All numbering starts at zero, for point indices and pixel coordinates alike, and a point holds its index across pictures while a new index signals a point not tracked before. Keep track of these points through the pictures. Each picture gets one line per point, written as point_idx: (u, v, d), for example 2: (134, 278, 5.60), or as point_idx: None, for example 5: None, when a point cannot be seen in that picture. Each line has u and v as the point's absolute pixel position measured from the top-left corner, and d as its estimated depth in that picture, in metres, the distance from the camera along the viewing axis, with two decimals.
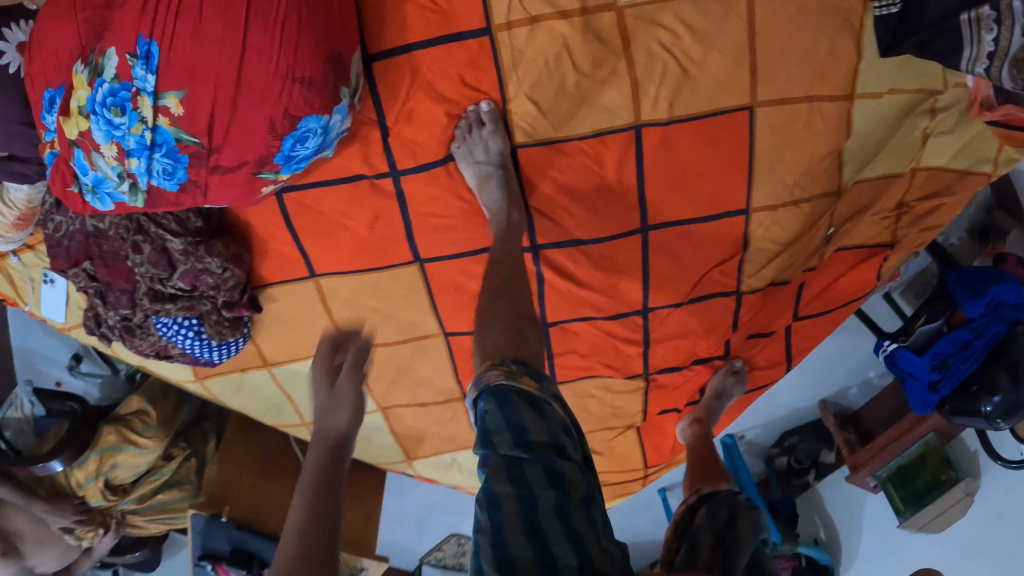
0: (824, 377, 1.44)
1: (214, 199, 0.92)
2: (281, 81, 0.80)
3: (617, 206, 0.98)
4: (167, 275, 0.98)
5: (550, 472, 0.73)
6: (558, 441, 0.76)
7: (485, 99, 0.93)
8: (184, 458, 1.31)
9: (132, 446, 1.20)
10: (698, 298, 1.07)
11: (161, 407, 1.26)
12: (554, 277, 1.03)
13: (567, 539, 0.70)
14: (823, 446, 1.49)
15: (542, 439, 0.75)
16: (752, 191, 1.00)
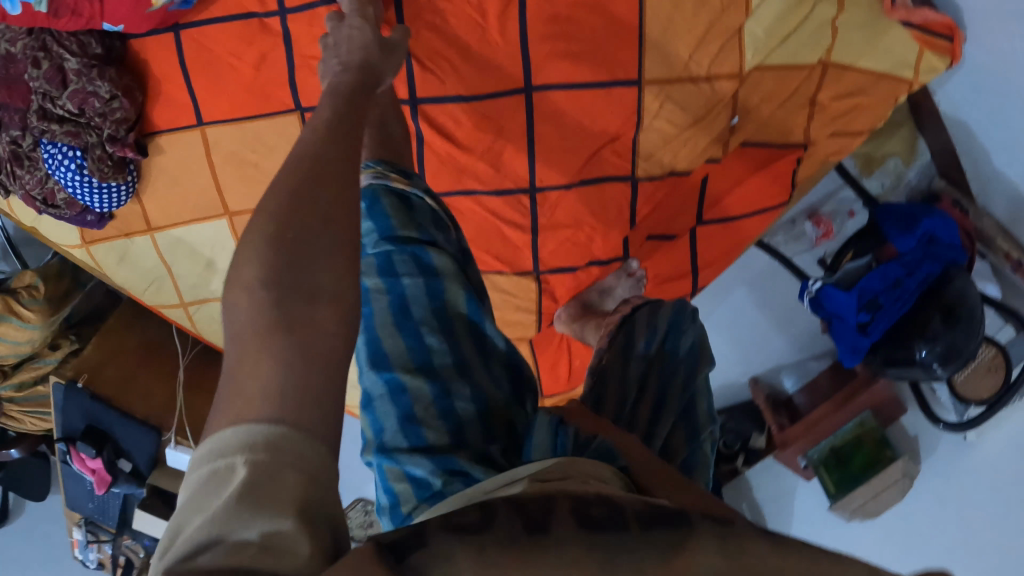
0: (754, 346, 1.40)
1: (111, 11, 0.92)
2: None
3: (502, 60, 0.95)
4: (57, 95, 0.95)
5: (418, 264, 0.79)
6: (427, 236, 0.81)
7: None
8: (71, 351, 1.26)
9: (15, 318, 1.14)
10: (589, 179, 1.01)
11: (53, 284, 1.21)
12: (435, 138, 0.99)
13: (440, 330, 0.78)
14: (754, 427, 1.39)
15: (410, 237, 0.80)
16: (643, 60, 0.97)
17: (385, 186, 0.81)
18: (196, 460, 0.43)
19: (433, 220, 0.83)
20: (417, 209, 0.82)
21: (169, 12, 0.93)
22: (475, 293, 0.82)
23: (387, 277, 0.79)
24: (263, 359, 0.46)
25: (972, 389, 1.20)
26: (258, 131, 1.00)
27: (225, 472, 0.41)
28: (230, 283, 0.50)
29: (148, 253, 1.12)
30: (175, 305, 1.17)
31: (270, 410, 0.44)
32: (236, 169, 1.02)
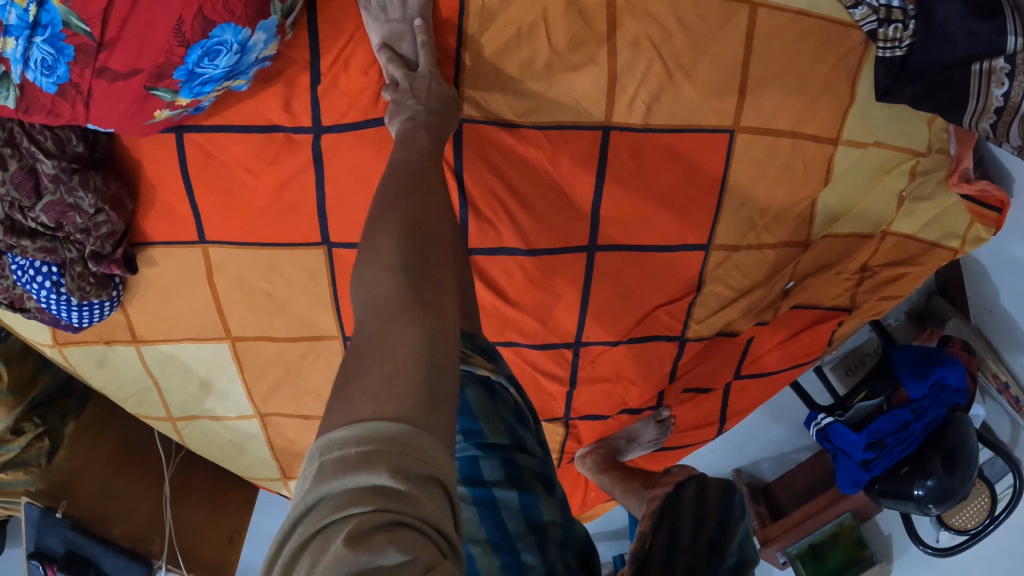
0: (740, 447, 1.39)
1: (98, 116, 0.72)
2: None
3: (567, 214, 0.86)
4: (28, 205, 0.77)
5: (511, 472, 0.55)
6: (516, 435, 0.57)
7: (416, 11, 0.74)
8: (35, 437, 1.12)
9: None
10: (638, 338, 0.95)
11: (16, 369, 1.09)
12: (482, 292, 0.90)
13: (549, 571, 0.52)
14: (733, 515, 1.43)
15: (502, 439, 0.56)
16: (717, 226, 0.90)
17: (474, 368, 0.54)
18: (337, 434, 0.41)
19: (517, 412, 0.58)
20: (501, 400, 0.57)
21: (173, 122, 0.78)
22: (568, 515, 0.58)
23: (474, 487, 0.54)
24: (407, 324, 0.46)
25: (956, 517, 1.24)
26: (275, 260, 0.88)
27: (375, 463, 0.39)
28: (362, 265, 0.51)
29: (131, 364, 0.99)
30: (162, 417, 1.05)
31: (408, 406, 0.42)
32: (251, 295, 0.90)
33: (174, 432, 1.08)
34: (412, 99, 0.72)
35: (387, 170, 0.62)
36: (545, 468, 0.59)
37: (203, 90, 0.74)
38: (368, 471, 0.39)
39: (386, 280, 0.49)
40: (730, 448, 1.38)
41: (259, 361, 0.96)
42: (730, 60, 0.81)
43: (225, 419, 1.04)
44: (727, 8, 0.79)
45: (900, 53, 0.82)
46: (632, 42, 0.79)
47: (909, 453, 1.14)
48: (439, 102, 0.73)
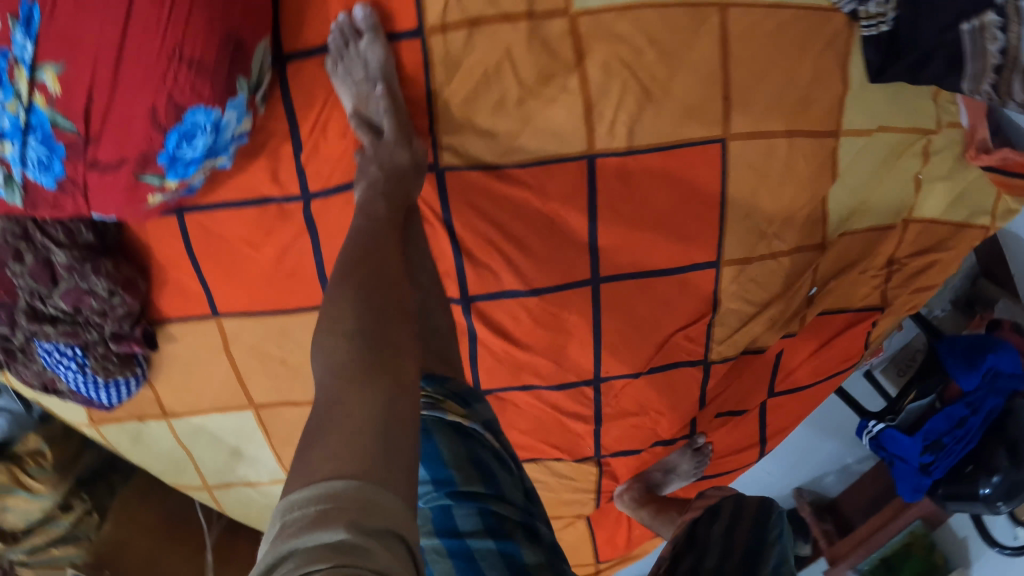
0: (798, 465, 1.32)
1: (98, 206, 0.73)
2: (166, 61, 0.66)
3: (564, 248, 0.84)
4: (47, 293, 0.77)
5: (486, 518, 0.53)
6: (496, 482, 0.55)
7: (380, 78, 0.74)
8: (85, 511, 1.14)
9: (22, 490, 1.06)
10: (659, 367, 0.92)
11: (59, 449, 1.12)
12: (491, 338, 0.88)
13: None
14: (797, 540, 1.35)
15: (475, 485, 0.54)
16: (724, 240, 0.86)
17: (435, 416, 0.56)
18: (297, 495, 0.40)
19: (497, 457, 0.57)
20: (475, 443, 0.56)
21: (170, 206, 0.78)
22: (558, 557, 0.55)
23: (450, 536, 0.53)
24: (362, 388, 0.47)
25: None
26: (283, 327, 0.88)
27: (332, 521, 0.38)
28: (322, 335, 0.53)
29: (164, 438, 0.99)
30: (199, 486, 1.07)
31: (364, 466, 0.41)
32: (262, 364, 0.90)
33: (213, 500, 1.09)
34: (375, 164, 0.75)
35: (350, 244, 0.65)
36: (527, 515, 0.55)
37: (189, 171, 0.74)
38: (326, 528, 0.37)
39: (342, 345, 0.50)
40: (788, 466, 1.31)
41: (282, 429, 0.97)
42: (708, 69, 0.79)
43: (260, 486, 1.05)
44: (696, 13, 0.76)
45: (886, 28, 0.79)
46: (602, 66, 0.77)
47: (969, 451, 1.09)
48: (405, 161, 0.76)
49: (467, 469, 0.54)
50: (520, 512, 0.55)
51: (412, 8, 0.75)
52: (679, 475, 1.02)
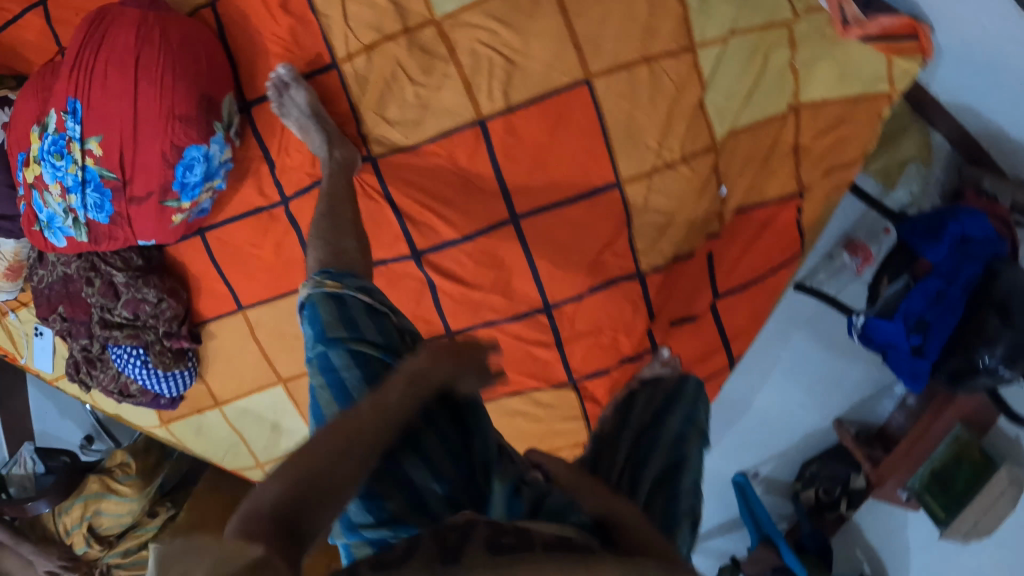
0: (829, 390, 1.36)
1: (143, 234, 1.03)
2: (164, 119, 0.94)
3: (482, 197, 1.03)
4: (112, 305, 1.07)
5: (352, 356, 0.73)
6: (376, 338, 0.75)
7: (314, 122, 0.98)
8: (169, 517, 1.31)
9: (113, 494, 1.26)
10: (599, 285, 1.05)
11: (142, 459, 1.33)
12: (446, 283, 1.08)
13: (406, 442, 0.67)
14: (849, 471, 1.39)
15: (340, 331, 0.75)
16: (617, 164, 1.00)
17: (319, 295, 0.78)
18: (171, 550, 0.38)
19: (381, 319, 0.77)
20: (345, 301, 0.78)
21: (189, 223, 1.05)
22: None
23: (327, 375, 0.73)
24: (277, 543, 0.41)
25: None
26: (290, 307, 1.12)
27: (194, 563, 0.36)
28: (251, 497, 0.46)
29: (219, 424, 1.26)
30: (253, 464, 1.31)
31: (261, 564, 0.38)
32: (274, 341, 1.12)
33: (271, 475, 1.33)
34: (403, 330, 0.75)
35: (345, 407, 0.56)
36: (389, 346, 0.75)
37: (197, 192, 1.02)
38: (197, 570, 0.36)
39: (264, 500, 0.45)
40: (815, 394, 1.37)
41: None
42: (555, 25, 0.93)
43: None
44: None
45: None
46: (470, 50, 0.96)
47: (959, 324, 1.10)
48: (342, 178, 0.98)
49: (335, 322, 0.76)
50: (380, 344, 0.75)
51: (323, 45, 1.00)
52: None
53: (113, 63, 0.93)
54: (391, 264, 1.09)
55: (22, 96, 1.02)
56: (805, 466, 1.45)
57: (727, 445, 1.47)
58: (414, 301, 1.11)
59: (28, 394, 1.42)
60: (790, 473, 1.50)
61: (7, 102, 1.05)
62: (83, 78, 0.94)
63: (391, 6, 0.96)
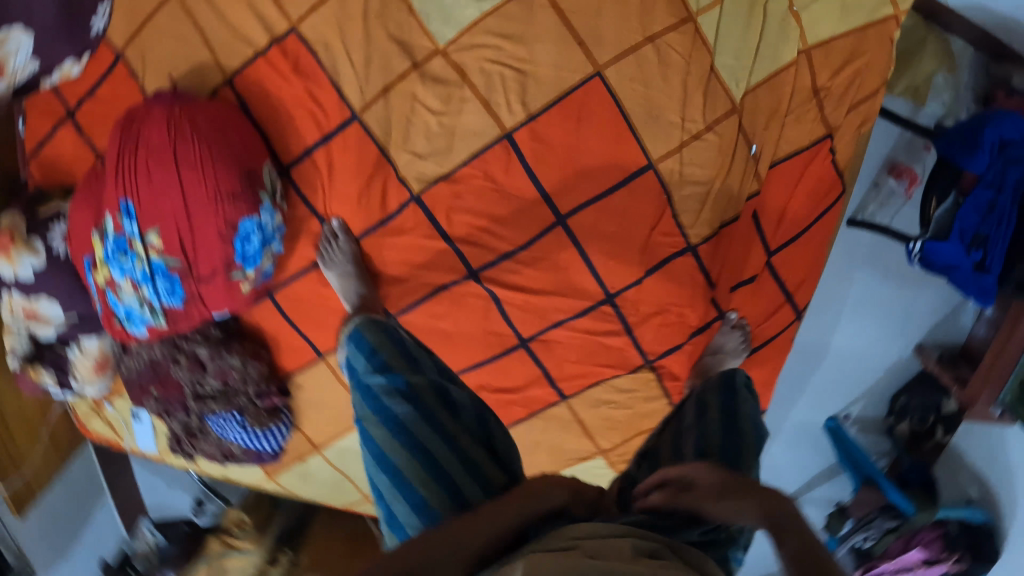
0: (902, 321, 1.34)
1: (216, 307, 1.08)
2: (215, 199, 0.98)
3: (526, 207, 1.06)
4: (202, 378, 1.13)
5: (409, 365, 0.94)
6: (417, 364, 0.94)
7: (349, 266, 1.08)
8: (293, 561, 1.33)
9: (235, 550, 1.29)
10: (656, 266, 1.07)
11: (256, 515, 1.38)
12: (510, 295, 1.09)
13: (443, 442, 0.88)
14: (939, 395, 1.35)
15: (388, 358, 0.94)
16: (647, 145, 1.02)
17: (374, 327, 0.98)
18: None
19: (430, 355, 0.97)
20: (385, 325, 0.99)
21: (257, 288, 1.10)
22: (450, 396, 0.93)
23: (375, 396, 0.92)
24: None
25: None
26: None
27: None
28: None
29: (322, 467, 1.30)
30: (360, 499, 1.35)
31: None
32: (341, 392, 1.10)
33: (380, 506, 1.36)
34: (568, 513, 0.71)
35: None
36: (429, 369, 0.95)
37: (258, 258, 1.06)
38: None
39: None
40: (890, 328, 1.34)
41: None
42: (554, 31, 0.97)
43: None
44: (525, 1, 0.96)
45: None
46: (479, 69, 1.00)
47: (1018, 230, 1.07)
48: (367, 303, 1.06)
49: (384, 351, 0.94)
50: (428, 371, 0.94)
51: (342, 96, 1.03)
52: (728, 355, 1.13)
53: (155, 159, 0.97)
54: (450, 288, 1.10)
55: (75, 202, 1.06)
56: (895, 399, 1.42)
57: (810, 396, 1.44)
58: (482, 318, 1.12)
59: (135, 474, 1.51)
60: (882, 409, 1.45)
61: (60, 214, 1.09)
62: (130, 178, 0.98)
63: (398, 46, 1.00)
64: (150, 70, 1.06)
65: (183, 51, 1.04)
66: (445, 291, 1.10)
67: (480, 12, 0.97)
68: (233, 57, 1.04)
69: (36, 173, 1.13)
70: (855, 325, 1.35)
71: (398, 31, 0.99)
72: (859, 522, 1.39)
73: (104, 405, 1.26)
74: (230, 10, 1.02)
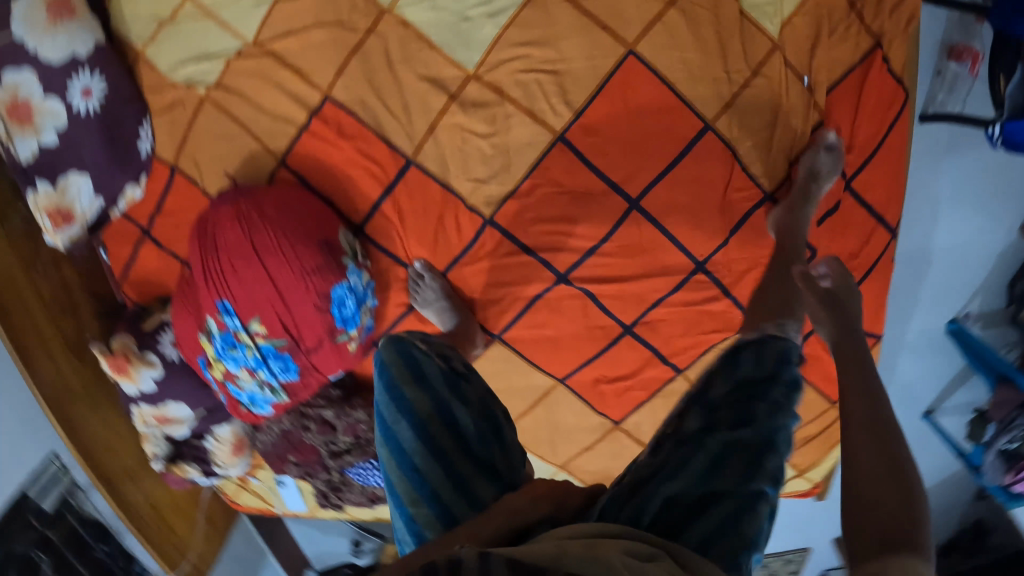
0: (999, 201, 1.24)
1: (330, 370, 1.11)
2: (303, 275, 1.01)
3: (598, 201, 1.06)
4: (335, 437, 1.18)
5: (416, 376, 0.81)
6: (429, 380, 0.81)
7: (438, 283, 1.10)
8: None
9: None
10: (738, 225, 1.08)
11: None
12: (605, 288, 1.11)
13: (439, 465, 0.75)
14: None
15: (398, 370, 0.81)
16: (698, 108, 1.03)
17: (407, 338, 0.85)
18: None
19: (449, 373, 0.82)
20: (402, 343, 0.84)
21: (364, 343, 1.12)
22: (495, 403, 0.82)
23: (384, 408, 0.80)
24: None
25: None
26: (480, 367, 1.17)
27: None
28: None
29: None
30: None
31: None
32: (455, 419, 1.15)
33: None
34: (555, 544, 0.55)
35: None
36: (472, 375, 0.84)
37: (358, 318, 1.08)
38: None
39: None
40: (989, 214, 1.25)
41: (530, 434, 1.26)
42: (578, 26, 0.99)
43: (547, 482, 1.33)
44: (541, 4, 0.98)
45: None
46: (515, 81, 1.01)
47: None
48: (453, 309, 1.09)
49: (428, 356, 0.83)
50: (442, 393, 0.80)
51: (392, 144, 1.04)
52: (823, 180, 1.06)
53: (239, 254, 1.00)
54: (545, 296, 1.11)
55: (175, 309, 1.10)
56: (1013, 285, 1.29)
57: (929, 304, 1.34)
58: (582, 316, 1.13)
59: (291, 533, 1.61)
60: (1002, 297, 1.32)
61: (164, 324, 1.13)
62: (220, 277, 1.01)
63: (429, 84, 1.01)
64: (206, 173, 1.09)
65: (231, 148, 1.07)
66: (541, 299, 1.11)
67: (498, 27, 0.99)
68: (279, 138, 1.05)
69: (131, 294, 1.18)
70: (951, 218, 1.27)
71: (427, 69, 1.01)
72: (1001, 425, 1.25)
73: (249, 477, 1.31)
74: (262, 96, 1.04)
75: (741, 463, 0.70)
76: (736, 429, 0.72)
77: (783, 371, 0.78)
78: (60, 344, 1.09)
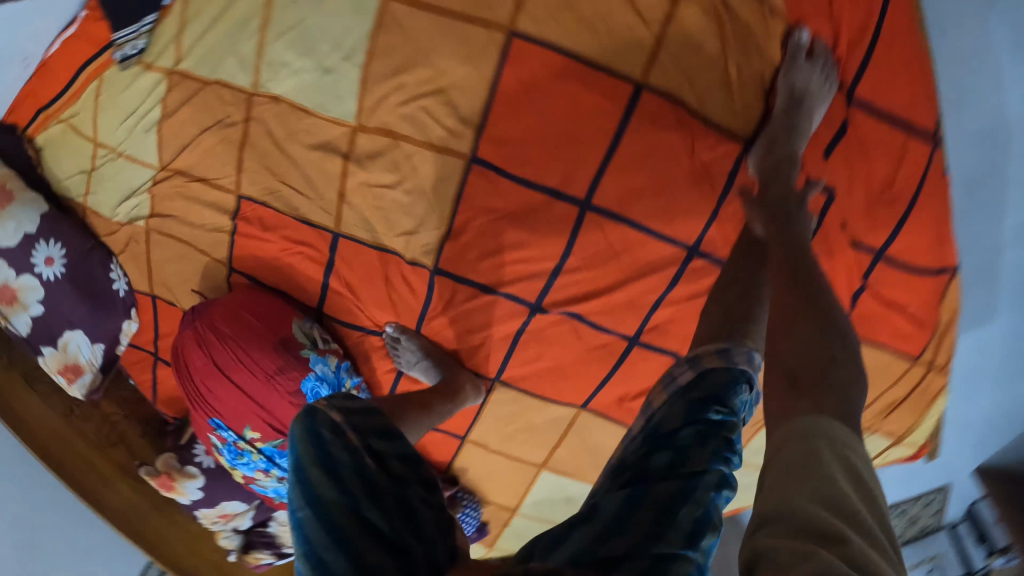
0: None
1: None
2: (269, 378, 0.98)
3: (543, 215, 0.90)
4: None
5: (325, 462, 0.69)
6: (335, 464, 0.69)
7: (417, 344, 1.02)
8: None
9: None
10: (724, 192, 0.89)
11: None
12: (586, 301, 0.96)
13: (343, 557, 0.61)
14: None
15: (306, 457, 0.71)
16: (621, 72, 0.82)
17: (315, 414, 0.75)
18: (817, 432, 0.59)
19: (359, 453, 0.72)
20: (311, 419, 0.75)
21: None
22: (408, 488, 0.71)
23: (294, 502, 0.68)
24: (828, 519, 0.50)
25: None
26: (491, 412, 1.07)
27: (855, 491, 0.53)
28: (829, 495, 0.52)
29: (532, 523, 1.24)
30: None
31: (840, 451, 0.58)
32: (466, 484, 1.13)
33: None
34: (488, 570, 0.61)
35: None
36: (387, 453, 0.74)
37: None
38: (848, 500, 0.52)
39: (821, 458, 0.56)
40: None
41: (575, 466, 1.13)
42: (441, 32, 0.82)
43: None
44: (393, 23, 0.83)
45: None
46: (400, 117, 0.88)
47: None
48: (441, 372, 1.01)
49: (335, 433, 0.73)
50: (347, 475, 0.69)
51: (314, 220, 0.97)
52: (811, 105, 0.83)
53: (208, 371, 1.00)
54: (526, 331, 0.99)
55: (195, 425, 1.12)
56: None
57: None
58: (575, 338, 0.99)
59: None
60: None
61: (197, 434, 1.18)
62: (202, 395, 1.02)
63: (321, 150, 0.93)
64: (179, 294, 1.11)
65: (188, 265, 1.08)
66: (522, 331, 0.99)
67: (359, 67, 0.86)
68: (218, 247, 1.04)
69: (168, 411, 1.21)
70: None
71: (313, 137, 0.93)
72: None
73: None
74: (191, 214, 1.03)
75: (649, 517, 0.58)
76: (638, 487, 0.61)
77: (702, 413, 0.65)
78: (119, 471, 1.18)
